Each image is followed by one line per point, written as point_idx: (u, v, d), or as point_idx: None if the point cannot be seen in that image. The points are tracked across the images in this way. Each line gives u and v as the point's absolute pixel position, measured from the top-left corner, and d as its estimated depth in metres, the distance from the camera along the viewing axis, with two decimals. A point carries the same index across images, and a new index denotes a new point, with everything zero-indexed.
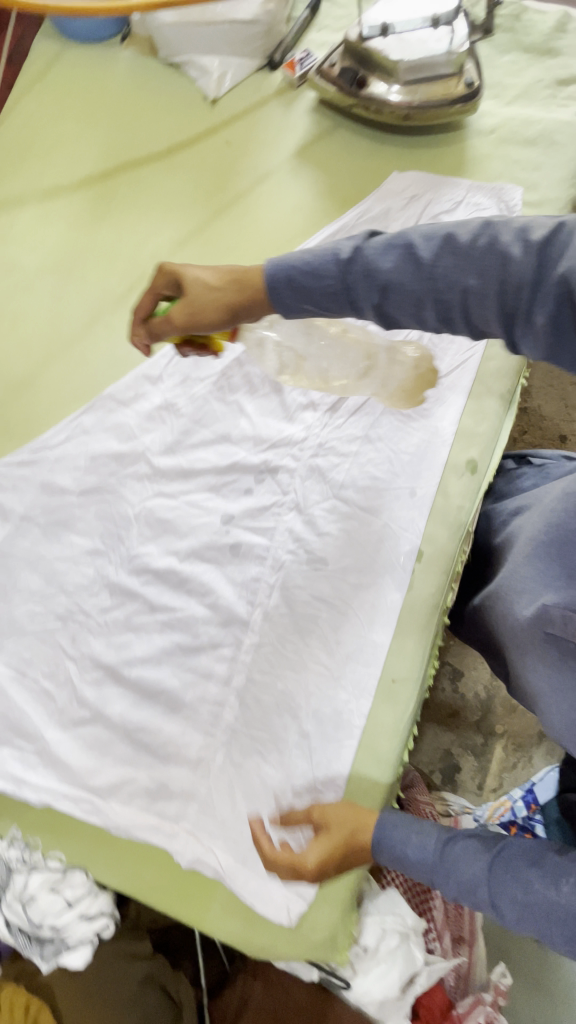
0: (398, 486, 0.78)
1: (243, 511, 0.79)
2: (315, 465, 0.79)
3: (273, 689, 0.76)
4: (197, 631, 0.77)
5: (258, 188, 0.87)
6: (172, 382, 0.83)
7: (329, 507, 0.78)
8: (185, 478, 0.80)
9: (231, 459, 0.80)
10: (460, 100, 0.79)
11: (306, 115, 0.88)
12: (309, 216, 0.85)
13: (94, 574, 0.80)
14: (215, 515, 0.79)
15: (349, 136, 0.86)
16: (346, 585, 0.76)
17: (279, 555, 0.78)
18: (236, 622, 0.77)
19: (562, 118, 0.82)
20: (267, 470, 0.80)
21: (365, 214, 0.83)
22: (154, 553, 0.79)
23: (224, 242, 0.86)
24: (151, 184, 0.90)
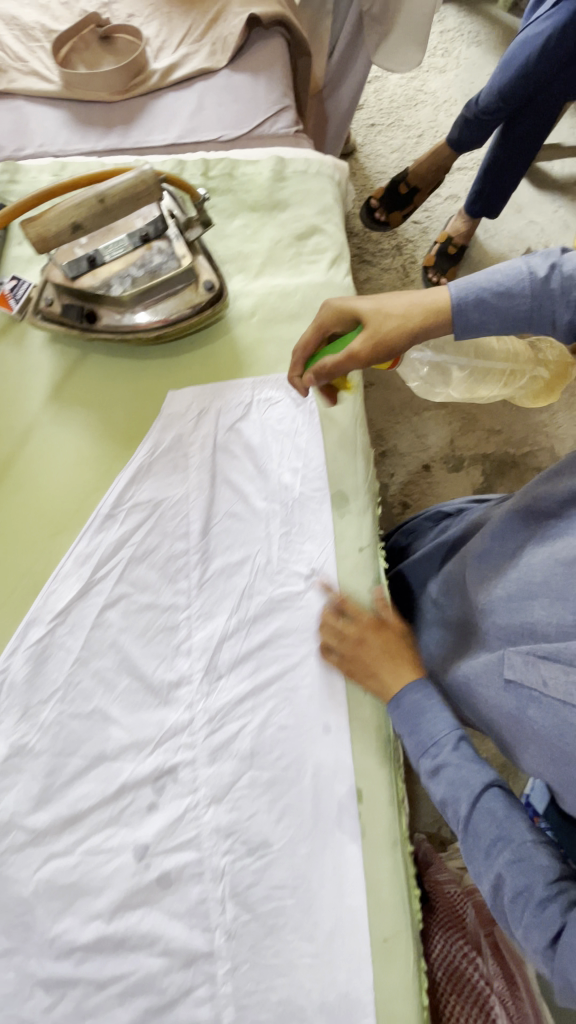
0: (310, 726, 0.71)
1: (156, 835, 0.68)
2: (214, 744, 0.70)
3: (269, 1004, 0.65)
4: (162, 985, 0.66)
5: (24, 450, 0.74)
6: (12, 721, 0.68)
7: (249, 782, 0.69)
8: (74, 827, 0.67)
9: (117, 781, 0.68)
10: (207, 304, 0.70)
11: (44, 352, 0.75)
12: (96, 465, 0.74)
13: (13, 982, 0.66)
14: (127, 853, 0.67)
15: (104, 361, 0.75)
16: (298, 858, 0.69)
17: (216, 860, 0.68)
18: (199, 957, 0.67)
19: (316, 278, 0.77)
20: (165, 775, 0.69)
21: (157, 448, 0.74)
22: (74, 925, 0.67)
23: (10, 527, 0.72)
24: None
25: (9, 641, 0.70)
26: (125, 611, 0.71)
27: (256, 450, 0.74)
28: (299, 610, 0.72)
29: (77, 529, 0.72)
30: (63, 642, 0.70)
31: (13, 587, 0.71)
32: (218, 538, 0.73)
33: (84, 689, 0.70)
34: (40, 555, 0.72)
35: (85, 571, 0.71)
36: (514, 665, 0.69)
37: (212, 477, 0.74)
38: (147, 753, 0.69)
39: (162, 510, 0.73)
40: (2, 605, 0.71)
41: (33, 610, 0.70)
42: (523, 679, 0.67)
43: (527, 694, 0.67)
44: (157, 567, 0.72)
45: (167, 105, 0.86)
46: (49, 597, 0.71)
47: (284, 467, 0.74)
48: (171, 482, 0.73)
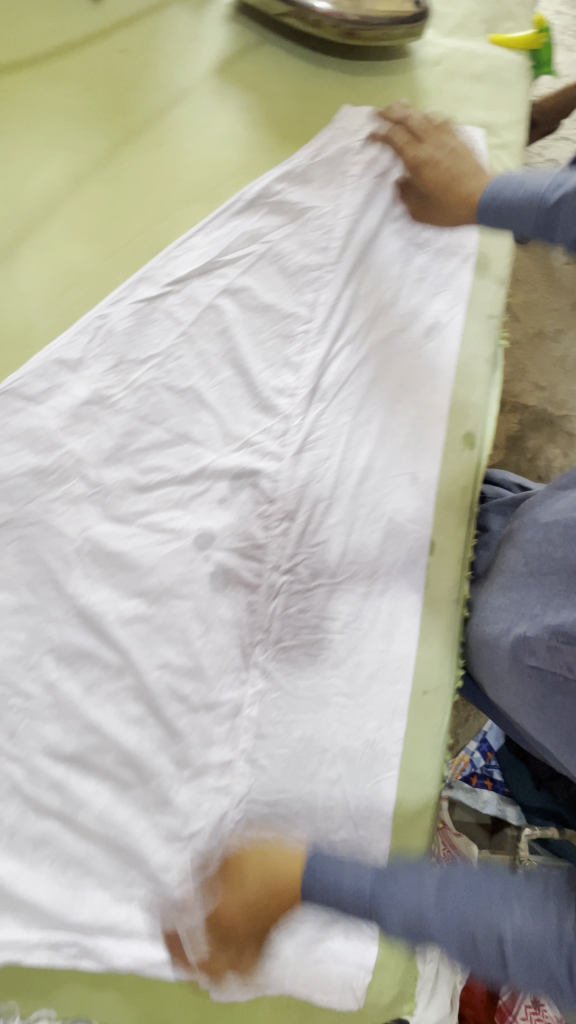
0: (397, 472, 0.66)
1: (223, 529, 0.63)
2: (300, 464, 0.65)
3: (289, 739, 0.62)
4: (184, 691, 0.61)
5: (174, 111, 0.68)
6: (99, 370, 0.62)
7: (326, 509, 0.65)
8: (137, 496, 0.62)
9: (195, 465, 0.63)
10: (409, 20, 0.69)
11: (221, 25, 0.70)
12: (246, 148, 0.68)
13: (28, 638, 0.59)
14: (186, 538, 0.62)
15: (279, 55, 0.71)
16: (360, 594, 0.65)
17: (272, 578, 0.64)
18: (234, 669, 0.62)
19: (503, 55, 0.76)
20: (246, 474, 0.64)
21: (319, 154, 0.68)
22: (107, 595, 0.61)
23: (139, 178, 0.66)
24: (19, 91, 0.65)
25: (111, 290, 0.64)
26: (245, 302, 0.66)
27: (412, 184, 0.70)
28: (416, 354, 0.68)
29: (210, 204, 0.66)
30: (171, 314, 0.65)
31: (128, 238, 0.65)
32: (357, 262, 0.68)
33: (179, 365, 0.64)
34: (166, 218, 0.66)
35: (212, 250, 0.66)
36: (534, 651, 0.56)
37: (369, 199, 0.69)
38: (233, 449, 0.64)
39: (306, 217, 0.67)
40: (113, 250, 0.64)
41: (146, 268, 0.64)
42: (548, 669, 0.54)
43: (545, 687, 0.55)
44: (285, 272, 0.67)
45: None
46: (167, 261, 0.65)
47: None
48: (322, 195, 0.68)
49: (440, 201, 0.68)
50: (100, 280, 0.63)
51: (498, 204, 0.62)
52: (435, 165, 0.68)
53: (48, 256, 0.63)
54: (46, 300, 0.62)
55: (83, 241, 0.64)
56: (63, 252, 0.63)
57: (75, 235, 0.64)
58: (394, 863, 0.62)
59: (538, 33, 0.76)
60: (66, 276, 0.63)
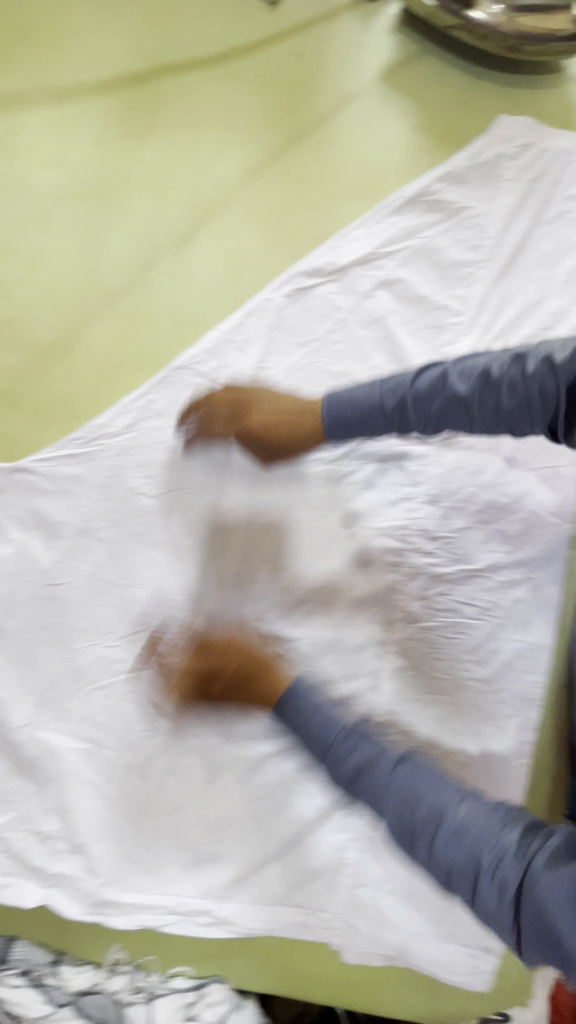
0: (539, 466, 0.67)
1: (368, 508, 0.64)
2: (444, 452, 0.66)
3: (424, 724, 0.61)
4: (321, 665, 0.60)
5: (342, 113, 0.72)
6: (261, 349, 0.65)
7: (467, 498, 0.65)
8: (292, 472, 0.65)
9: (345, 446, 0.65)
10: (569, 36, 0.72)
11: (386, 35, 0.74)
12: (406, 150, 0.71)
13: (183, 598, 0.61)
14: (335, 515, 0.64)
15: (439, 64, 0.74)
16: (500, 583, 0.64)
17: (413, 561, 0.63)
18: (371, 648, 0.61)
19: None
20: (392, 458, 0.66)
21: (475, 158, 0.70)
22: (256, 564, 0.62)
23: (307, 173, 0.70)
24: (203, 91, 0.70)
25: (277, 274, 0.67)
26: (401, 293, 0.67)
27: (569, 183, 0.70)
28: None
29: (372, 201, 0.70)
30: (330, 300, 0.66)
31: (294, 228, 0.68)
32: (511, 257, 0.68)
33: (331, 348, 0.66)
34: (330, 211, 0.69)
35: (372, 243, 0.68)
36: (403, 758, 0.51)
37: (524, 199, 0.69)
38: (382, 433, 0.66)
39: (460, 217, 0.69)
40: (281, 239, 0.68)
41: (310, 255, 0.67)
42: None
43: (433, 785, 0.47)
44: (438, 267, 0.68)
45: None
46: (329, 249, 0.67)
47: None
48: (476, 195, 0.70)
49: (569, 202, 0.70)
50: (268, 265, 0.67)
51: (342, 416, 0.61)
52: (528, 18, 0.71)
53: (221, 242, 0.67)
54: (219, 282, 0.66)
55: (254, 229, 0.68)
56: (235, 238, 0.67)
57: (246, 223, 0.68)
58: None
59: None
60: (237, 261, 0.67)
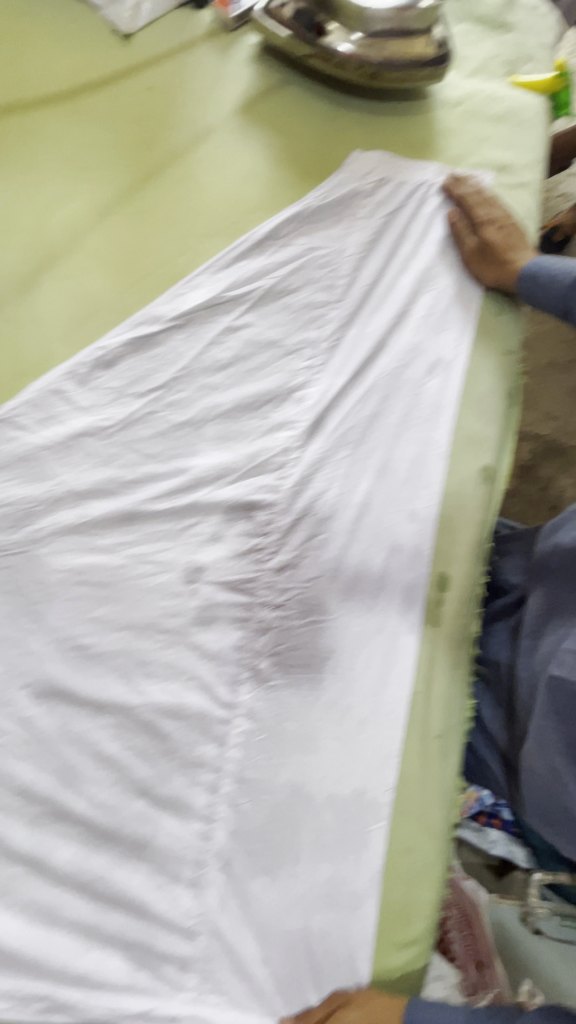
0: (398, 509, 0.65)
1: (215, 561, 0.61)
2: (298, 498, 0.64)
3: (276, 787, 0.59)
4: (163, 732, 0.58)
5: (199, 146, 0.69)
6: (96, 401, 0.62)
7: (322, 541, 0.63)
8: (129, 527, 0.60)
9: (190, 496, 0.62)
10: (428, 64, 0.70)
11: (246, 66, 0.72)
12: (267, 184, 0.69)
13: (3, 673, 0.56)
14: (177, 570, 0.60)
15: (301, 93, 0.72)
16: (353, 634, 0.62)
17: (264, 614, 0.61)
18: (217, 714, 0.59)
19: (524, 97, 0.77)
20: (240, 508, 0.62)
21: (329, 194, 0.69)
22: (86, 628, 0.58)
23: (162, 210, 0.67)
24: (50, 128, 0.67)
25: (128, 317, 0.64)
26: (250, 340, 0.66)
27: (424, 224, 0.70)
28: (418, 394, 0.67)
29: (230, 237, 0.67)
30: (174, 348, 0.65)
31: (147, 268, 0.66)
32: (361, 302, 0.68)
33: (175, 395, 0.64)
34: (184, 250, 0.67)
35: (220, 286, 0.66)
36: None
37: (375, 239, 0.69)
38: (228, 482, 0.63)
39: (312, 257, 0.68)
40: (134, 281, 0.65)
41: (160, 299, 0.65)
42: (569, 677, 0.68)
43: None
44: (291, 309, 0.67)
45: None
46: (175, 295, 0.65)
47: (444, 254, 0.70)
48: (327, 235, 0.69)
49: (477, 249, 0.69)
50: (118, 308, 0.64)
51: (528, 289, 0.69)
52: (387, 44, 0.68)
53: (68, 287, 0.64)
54: (66, 327, 0.63)
55: (103, 271, 0.65)
56: (83, 283, 0.64)
57: (96, 265, 0.65)
58: (392, 915, 0.58)
59: (557, 78, 0.77)
60: (85, 305, 0.64)
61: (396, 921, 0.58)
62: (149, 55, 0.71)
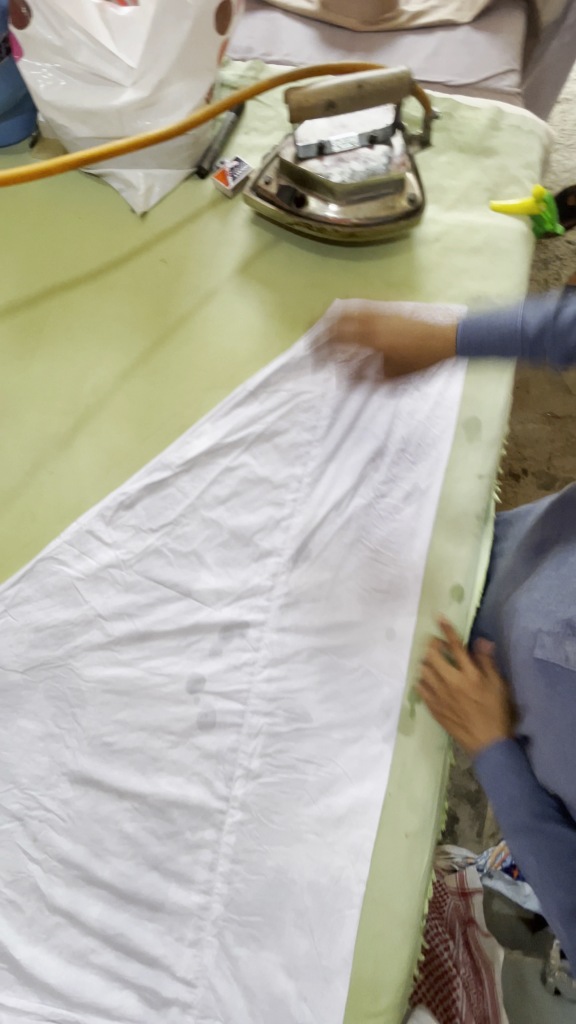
0: (375, 628, 0.73)
1: (213, 674, 0.72)
2: (285, 616, 0.73)
3: (263, 866, 0.70)
4: (171, 816, 0.71)
5: (203, 309, 0.81)
6: (119, 538, 0.76)
7: (306, 655, 0.73)
8: (143, 645, 0.73)
9: (193, 618, 0.74)
10: (404, 216, 0.76)
11: (243, 229, 0.83)
12: (260, 338, 0.80)
13: (50, 763, 0.72)
14: (181, 681, 0.72)
15: (291, 249, 0.82)
16: (333, 738, 0.71)
17: (255, 720, 0.72)
18: (215, 804, 0.71)
19: (504, 223, 0.81)
20: (235, 627, 0.73)
21: (314, 343, 0.79)
22: (111, 729, 0.72)
23: (172, 370, 0.80)
24: (83, 306, 0.82)
25: (144, 466, 0.77)
26: (244, 477, 0.77)
27: None
28: (394, 521, 0.75)
29: (228, 389, 0.79)
30: (181, 489, 0.77)
31: (160, 422, 0.78)
32: (341, 438, 0.77)
33: (181, 530, 0.76)
34: (190, 404, 0.79)
35: (219, 433, 0.78)
36: None
37: (353, 382, 0.78)
38: (226, 603, 0.74)
39: (298, 402, 0.78)
40: (149, 434, 0.78)
41: (170, 449, 0.77)
42: (551, 662, 0.61)
43: None
44: (279, 448, 0.77)
45: (411, 33, 0.89)
46: (181, 445, 0.78)
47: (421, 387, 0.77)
48: (312, 379, 0.78)
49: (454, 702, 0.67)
50: (136, 459, 0.78)
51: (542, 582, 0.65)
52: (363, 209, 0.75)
53: (97, 443, 0.78)
54: (96, 478, 0.77)
55: (125, 428, 0.79)
56: (109, 439, 0.78)
57: (118, 422, 0.79)
58: (364, 993, 0.67)
59: (536, 201, 0.80)
60: (110, 458, 0.78)
61: (368, 996, 0.67)
62: (162, 229, 0.83)
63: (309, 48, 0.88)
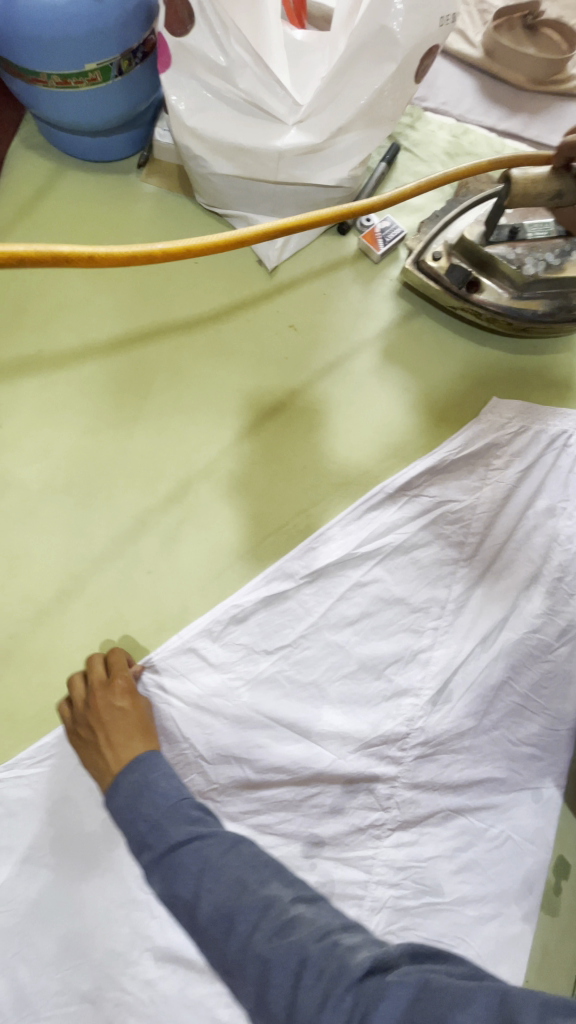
0: (517, 789, 0.64)
1: (334, 836, 0.61)
2: (421, 769, 0.63)
3: None
4: None
5: (338, 390, 0.69)
6: (227, 660, 0.63)
7: (441, 817, 0.63)
8: (252, 797, 0.61)
9: (314, 768, 0.61)
10: None
11: (388, 301, 0.71)
12: (403, 432, 0.69)
13: (130, 933, 0.60)
14: (295, 844, 0.61)
15: (441, 332, 0.72)
16: (467, 914, 0.62)
17: (379, 892, 0.61)
18: None
19: None
20: (361, 782, 0.62)
21: (465, 447, 0.68)
22: None
23: (299, 460, 0.68)
24: (195, 371, 0.68)
25: (261, 573, 0.65)
26: (377, 597, 0.66)
27: (559, 476, 0.68)
28: (544, 662, 0.66)
29: (363, 488, 0.68)
30: (303, 605, 0.65)
31: (282, 522, 0.67)
32: (490, 560, 0.67)
33: (303, 655, 0.64)
34: (318, 503, 0.67)
35: (350, 543, 0.66)
36: None
37: (508, 494, 0.68)
38: (351, 752, 0.62)
39: (443, 513, 0.67)
40: (269, 537, 0.66)
41: (293, 557, 0.66)
42: None
43: None
44: (418, 566, 0.67)
45: None
46: (306, 552, 0.66)
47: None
48: (461, 487, 0.68)
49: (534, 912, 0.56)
50: (252, 564, 0.66)
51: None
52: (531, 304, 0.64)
53: (207, 542, 0.66)
54: (203, 584, 0.65)
55: (240, 526, 0.66)
56: (220, 537, 0.66)
57: (232, 518, 0.66)
58: None
59: None
60: (222, 561, 0.66)
61: None
62: (292, 289, 0.71)
63: (469, 102, 0.78)
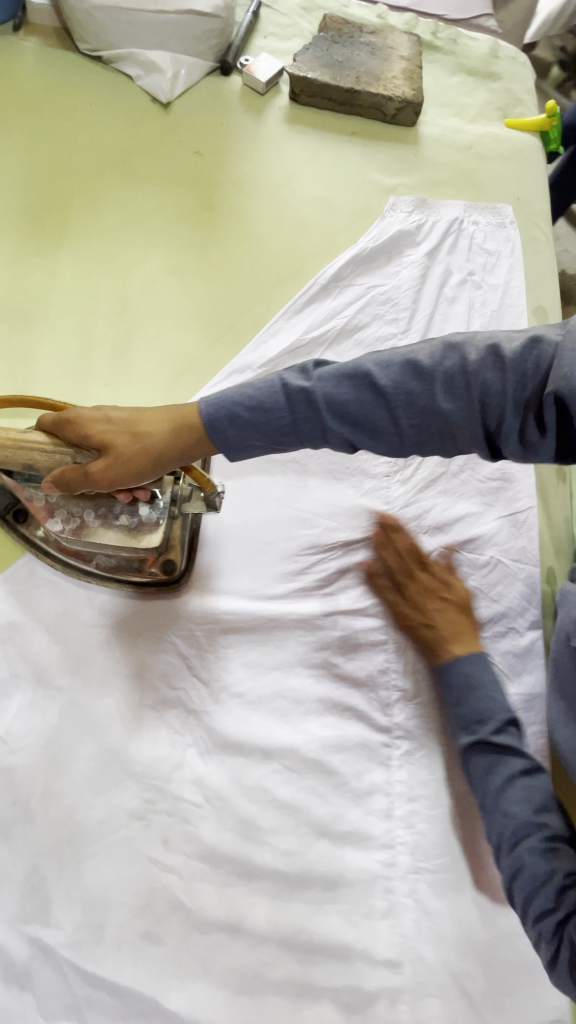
0: (499, 520, 0.70)
1: (346, 593, 0.64)
2: (407, 518, 0.68)
3: (441, 797, 0.60)
4: (330, 765, 0.58)
5: (252, 202, 0.73)
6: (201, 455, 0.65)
7: (438, 556, 0.67)
8: (256, 569, 0.64)
9: (308, 533, 0.66)
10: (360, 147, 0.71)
11: (280, 128, 0.77)
12: (318, 234, 0.74)
13: (169, 737, 0.56)
14: (311, 607, 0.63)
15: (333, 150, 0.78)
16: (483, 637, 0.66)
17: (400, 634, 0.64)
18: (377, 737, 0.60)
19: (520, 138, 0.86)
20: (358, 540, 0.66)
21: (378, 238, 0.74)
22: (239, 676, 0.59)
23: (231, 266, 0.70)
24: (113, 197, 0.69)
25: (219, 369, 0.66)
26: None
27: (461, 256, 0.77)
28: None
29: (297, 285, 0.71)
30: None
31: (228, 323, 0.68)
32: (424, 329, 0.73)
33: None
34: (258, 301, 0.70)
35: (296, 332, 0.69)
36: None
37: (424, 274, 0.75)
38: (341, 515, 0.67)
39: (374, 293, 0.73)
40: (219, 337, 0.67)
41: (246, 350, 0.67)
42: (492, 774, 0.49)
43: None
44: (364, 346, 0.71)
45: None
46: (257, 344, 0.67)
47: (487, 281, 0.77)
48: (385, 273, 0.74)
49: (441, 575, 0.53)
50: (208, 363, 0.66)
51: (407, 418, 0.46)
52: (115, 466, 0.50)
53: (158, 348, 0.65)
54: (164, 385, 0.64)
55: (189, 330, 0.67)
56: (171, 342, 0.66)
57: (179, 324, 0.67)
58: None
59: (548, 118, 0.85)
60: (177, 364, 0.65)
61: None
62: (190, 120, 0.74)
63: None
